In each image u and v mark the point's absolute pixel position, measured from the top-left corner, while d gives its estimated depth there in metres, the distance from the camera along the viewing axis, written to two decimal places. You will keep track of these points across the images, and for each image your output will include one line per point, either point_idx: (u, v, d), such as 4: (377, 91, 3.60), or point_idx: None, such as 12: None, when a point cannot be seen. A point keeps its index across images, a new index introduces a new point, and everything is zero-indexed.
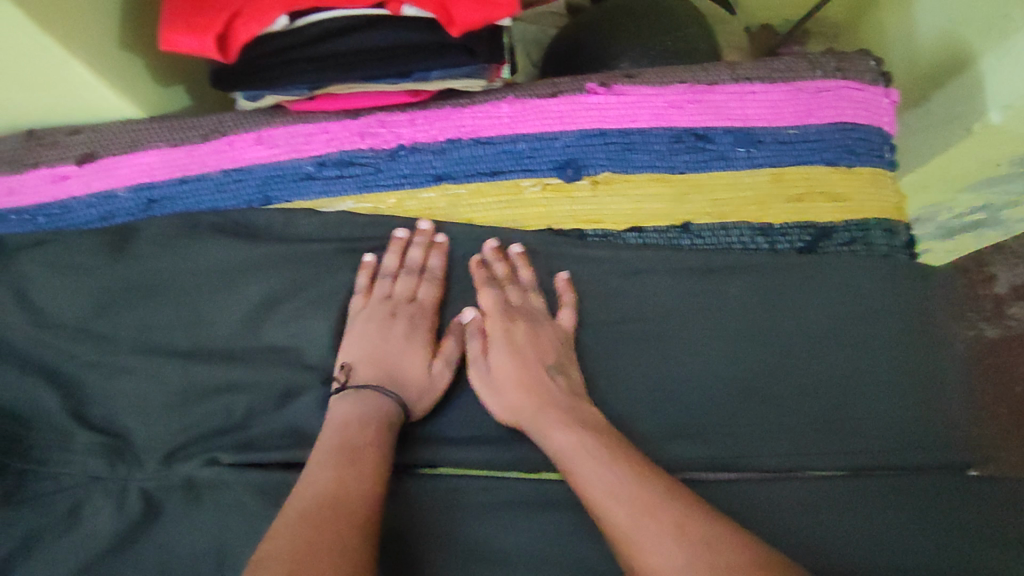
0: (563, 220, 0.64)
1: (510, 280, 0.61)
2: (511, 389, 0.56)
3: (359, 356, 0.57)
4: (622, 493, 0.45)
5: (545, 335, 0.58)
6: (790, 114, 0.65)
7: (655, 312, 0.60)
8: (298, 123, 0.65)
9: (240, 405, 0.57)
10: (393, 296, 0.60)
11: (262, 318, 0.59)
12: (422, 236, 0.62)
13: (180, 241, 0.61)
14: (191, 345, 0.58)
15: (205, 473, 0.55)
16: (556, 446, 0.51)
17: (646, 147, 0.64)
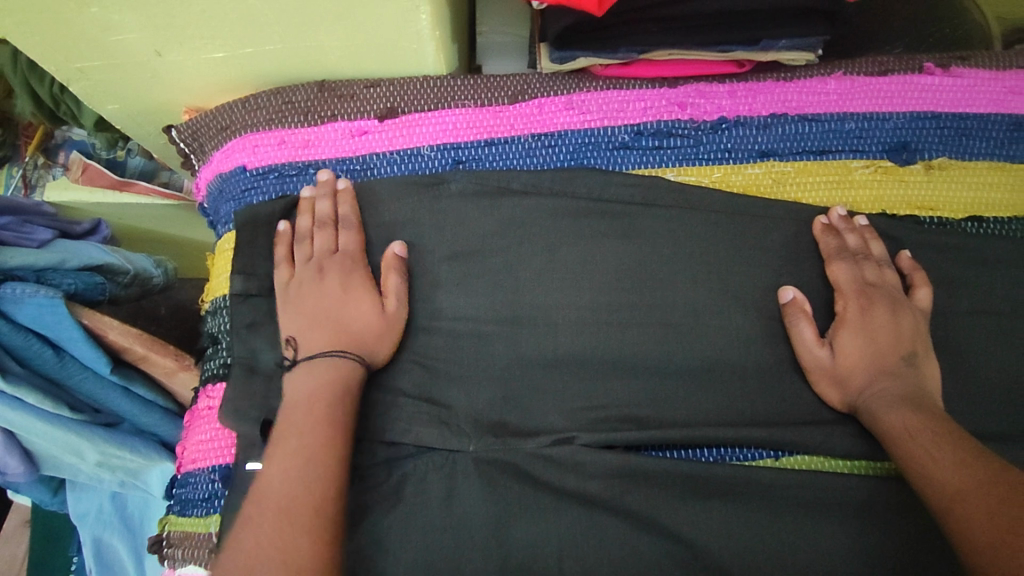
0: (897, 204, 0.60)
1: (864, 255, 0.56)
2: (864, 380, 0.52)
3: (297, 327, 0.52)
4: (951, 482, 0.43)
5: (907, 321, 0.54)
6: (986, 102, 0.62)
7: (1010, 304, 0.57)
8: (611, 89, 0.62)
9: (577, 381, 0.54)
10: (715, 262, 0.56)
11: (302, 285, 0.54)
12: (321, 187, 0.57)
13: (501, 202, 0.58)
14: (519, 316, 0.55)
15: (554, 453, 0.51)
16: (894, 425, 0.49)
17: (983, 133, 0.61)
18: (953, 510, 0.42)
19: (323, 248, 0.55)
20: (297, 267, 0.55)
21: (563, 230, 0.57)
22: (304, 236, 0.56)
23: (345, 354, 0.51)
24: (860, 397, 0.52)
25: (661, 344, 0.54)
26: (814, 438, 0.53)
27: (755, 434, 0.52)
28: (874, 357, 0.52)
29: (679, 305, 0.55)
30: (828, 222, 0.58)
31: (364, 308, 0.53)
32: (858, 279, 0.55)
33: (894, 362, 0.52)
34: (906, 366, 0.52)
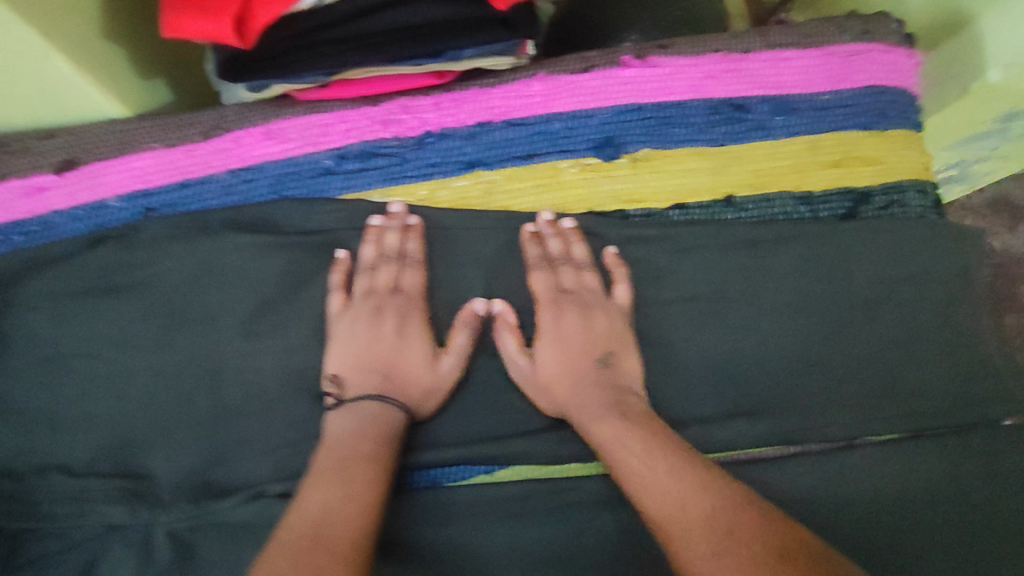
0: (605, 201, 0.61)
1: (565, 258, 0.58)
2: (565, 391, 0.53)
3: (347, 366, 0.53)
4: (661, 496, 0.42)
5: (600, 321, 0.55)
6: (684, 88, 0.62)
7: (711, 288, 0.59)
8: (311, 113, 0.60)
9: (283, 429, 0.53)
10: (402, 290, 0.56)
11: (355, 320, 0.55)
12: (392, 219, 0.57)
13: (191, 240, 0.56)
14: (217, 369, 0.54)
15: (247, 511, 0.50)
16: (599, 437, 0.49)
17: (684, 120, 0.62)
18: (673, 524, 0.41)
19: (386, 284, 0.56)
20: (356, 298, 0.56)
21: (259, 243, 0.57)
22: (368, 267, 0.56)
23: (393, 400, 0.52)
24: (571, 404, 0.52)
25: None
26: (519, 450, 0.55)
27: (462, 454, 0.55)
28: (572, 364, 0.54)
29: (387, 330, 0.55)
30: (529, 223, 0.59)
31: (411, 355, 0.54)
32: (553, 287, 0.57)
33: (591, 366, 0.53)
34: (603, 369, 0.53)
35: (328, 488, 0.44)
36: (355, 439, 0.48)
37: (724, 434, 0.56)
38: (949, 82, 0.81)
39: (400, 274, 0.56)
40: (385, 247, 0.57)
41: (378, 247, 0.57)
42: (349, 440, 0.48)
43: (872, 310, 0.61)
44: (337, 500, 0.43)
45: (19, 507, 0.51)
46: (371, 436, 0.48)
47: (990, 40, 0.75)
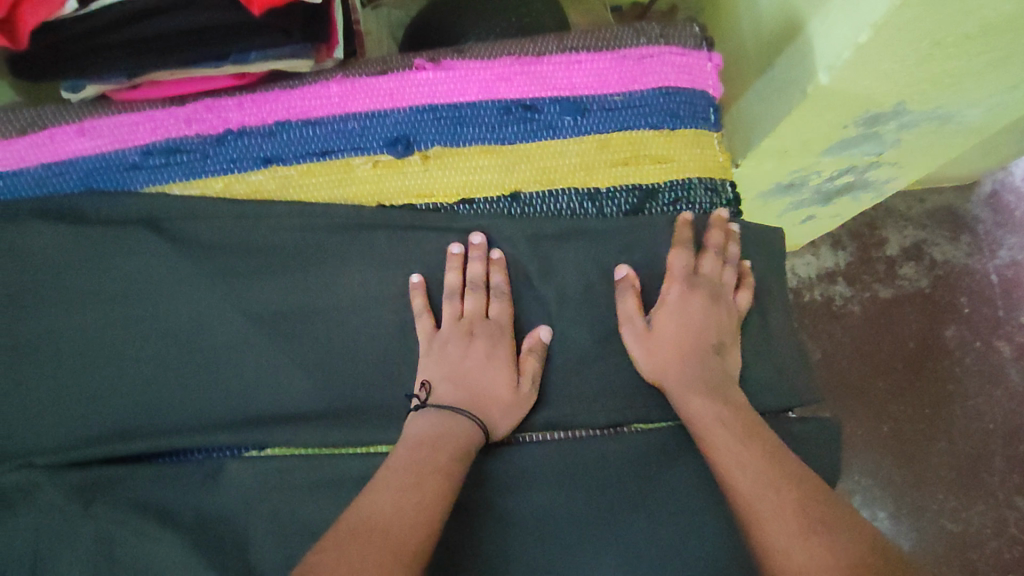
0: (395, 195, 0.65)
1: (705, 252, 0.64)
2: (670, 360, 0.60)
3: (438, 374, 0.58)
4: (748, 482, 0.50)
5: (713, 314, 0.62)
6: (477, 90, 0.65)
7: (495, 279, 0.61)
8: (121, 113, 0.63)
9: (71, 406, 0.57)
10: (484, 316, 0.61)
11: (447, 342, 0.59)
12: (456, 258, 0.61)
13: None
14: (13, 348, 0.58)
15: (18, 480, 0.55)
16: (692, 411, 0.57)
17: (476, 120, 0.65)
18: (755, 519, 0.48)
19: (475, 310, 0.61)
20: (445, 322, 0.60)
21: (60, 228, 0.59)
22: (454, 292, 0.61)
23: (479, 420, 0.56)
24: (685, 374, 0.59)
25: (145, 360, 0.58)
26: (287, 435, 0.57)
27: (230, 433, 0.57)
28: (677, 340, 0.60)
29: (178, 320, 0.59)
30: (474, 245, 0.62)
31: (492, 378, 0.59)
32: (687, 270, 0.63)
33: (700, 343, 0.61)
34: (704, 351, 0.60)
35: (401, 494, 0.48)
36: (413, 446, 0.53)
37: None
38: (793, 85, 0.82)
39: (485, 303, 0.61)
40: (469, 277, 0.61)
41: (459, 275, 0.62)
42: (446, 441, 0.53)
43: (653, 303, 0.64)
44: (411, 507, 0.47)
45: None
46: (444, 449, 0.53)
47: (817, 43, 0.76)
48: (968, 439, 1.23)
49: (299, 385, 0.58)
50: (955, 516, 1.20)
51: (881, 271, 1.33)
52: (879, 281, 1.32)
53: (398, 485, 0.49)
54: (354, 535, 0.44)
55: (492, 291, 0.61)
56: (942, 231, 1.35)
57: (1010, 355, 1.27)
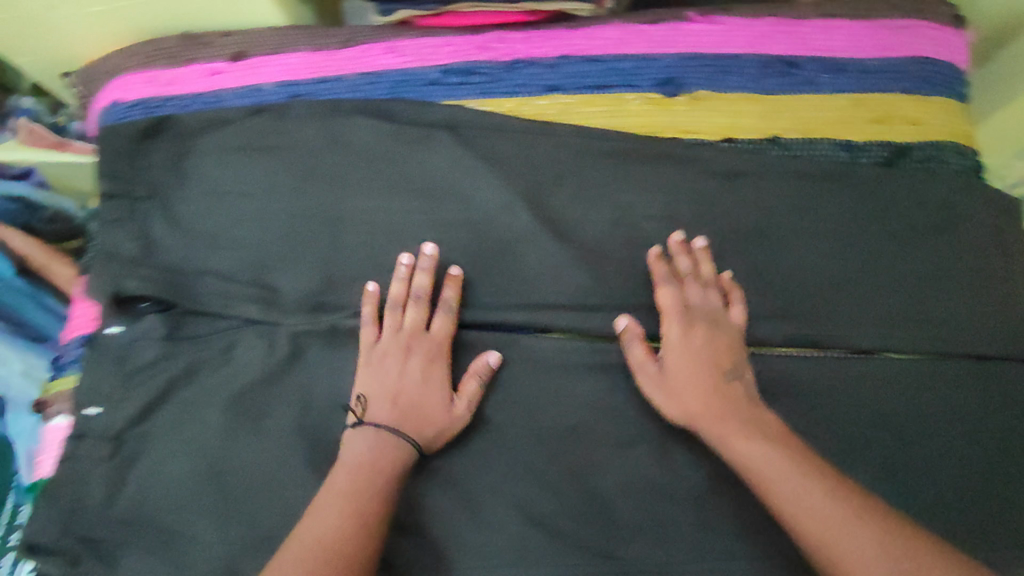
0: (665, 129, 0.71)
1: (689, 276, 0.64)
2: (700, 405, 0.57)
3: (374, 391, 0.60)
4: (825, 512, 0.47)
5: (420, 344, 0.62)
6: (742, 44, 0.72)
7: (756, 209, 0.67)
8: (426, 37, 0.73)
9: (382, 276, 0.66)
10: (406, 329, 0.62)
11: (388, 352, 0.61)
12: (454, 281, 0.64)
13: (330, 116, 0.69)
14: (337, 219, 0.67)
15: (351, 322, 0.66)
16: (743, 457, 0.53)
17: (740, 70, 0.71)
18: (833, 546, 0.46)
19: (414, 322, 0.63)
20: (388, 332, 0.63)
21: (382, 124, 0.69)
22: (398, 302, 0.63)
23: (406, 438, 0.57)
24: (721, 423, 0.56)
25: (446, 241, 0.66)
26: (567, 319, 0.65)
27: (519, 318, 0.65)
28: (698, 388, 0.58)
29: (476, 213, 0.67)
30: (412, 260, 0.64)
31: (424, 392, 0.60)
32: (679, 301, 0.63)
33: (716, 378, 0.58)
34: (752, 404, 0.57)
35: (322, 517, 0.51)
36: (354, 471, 0.54)
37: (749, 328, 0.64)
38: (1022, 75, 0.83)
39: (427, 312, 0.64)
40: (439, 296, 0.64)
41: (407, 287, 0.64)
42: (375, 458, 0.55)
43: (909, 246, 0.67)
44: (332, 531, 0.50)
45: (182, 294, 0.65)
46: (385, 469, 0.55)
47: None
48: None
49: (575, 279, 0.66)
50: None
51: None
52: None
53: (349, 511, 0.51)
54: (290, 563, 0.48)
55: (441, 304, 0.64)
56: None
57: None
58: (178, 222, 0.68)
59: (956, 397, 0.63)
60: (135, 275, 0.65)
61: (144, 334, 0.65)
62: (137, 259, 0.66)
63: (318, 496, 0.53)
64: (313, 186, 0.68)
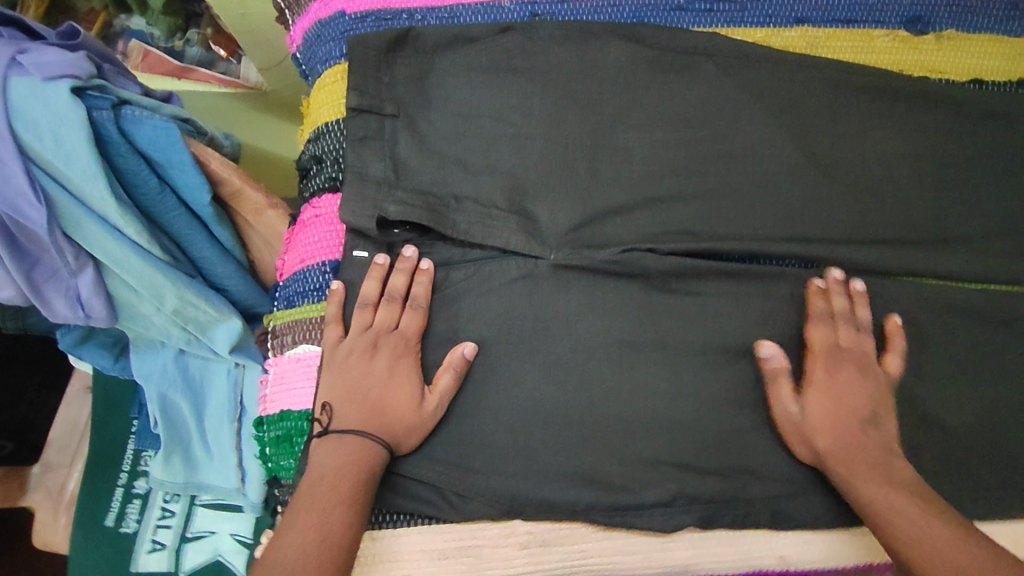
0: (912, 67, 0.70)
1: (409, 302, 0.59)
2: (823, 430, 0.56)
3: (335, 396, 0.56)
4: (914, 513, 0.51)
5: (389, 344, 0.58)
6: None
7: (1011, 149, 0.67)
8: None
9: (647, 207, 0.63)
10: (373, 327, 0.58)
11: (351, 352, 0.58)
12: (404, 263, 0.60)
13: (581, 38, 0.67)
14: (599, 146, 0.65)
15: (625, 258, 0.61)
16: (864, 498, 0.53)
17: (986, 11, 0.71)
18: (946, 546, 0.49)
19: (384, 321, 0.59)
20: (353, 331, 0.59)
21: (638, 49, 0.67)
22: (368, 303, 0.59)
23: (365, 439, 0.54)
24: (874, 449, 0.55)
25: (711, 172, 0.64)
26: (841, 254, 0.63)
27: (796, 249, 0.63)
28: (836, 414, 0.56)
29: (736, 143, 0.65)
30: (387, 260, 0.60)
31: (395, 393, 0.56)
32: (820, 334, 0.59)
33: (858, 422, 0.56)
34: (868, 423, 0.56)
35: (305, 529, 0.49)
36: (312, 482, 0.52)
37: (1012, 268, 0.65)
38: None
39: (400, 313, 0.59)
40: (389, 287, 0.59)
41: (381, 284, 0.60)
42: (340, 473, 0.52)
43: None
44: (315, 546, 0.48)
45: (441, 220, 0.61)
46: (350, 474, 0.52)
47: None
48: None
49: (844, 214, 0.64)
50: None
51: None
52: None
53: (313, 525, 0.49)
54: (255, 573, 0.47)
55: (410, 302, 0.59)
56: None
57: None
58: (425, 142, 0.64)
59: None
60: (392, 198, 0.61)
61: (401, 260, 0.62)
62: (390, 181, 0.62)
63: (291, 507, 0.51)
64: (569, 112, 0.65)
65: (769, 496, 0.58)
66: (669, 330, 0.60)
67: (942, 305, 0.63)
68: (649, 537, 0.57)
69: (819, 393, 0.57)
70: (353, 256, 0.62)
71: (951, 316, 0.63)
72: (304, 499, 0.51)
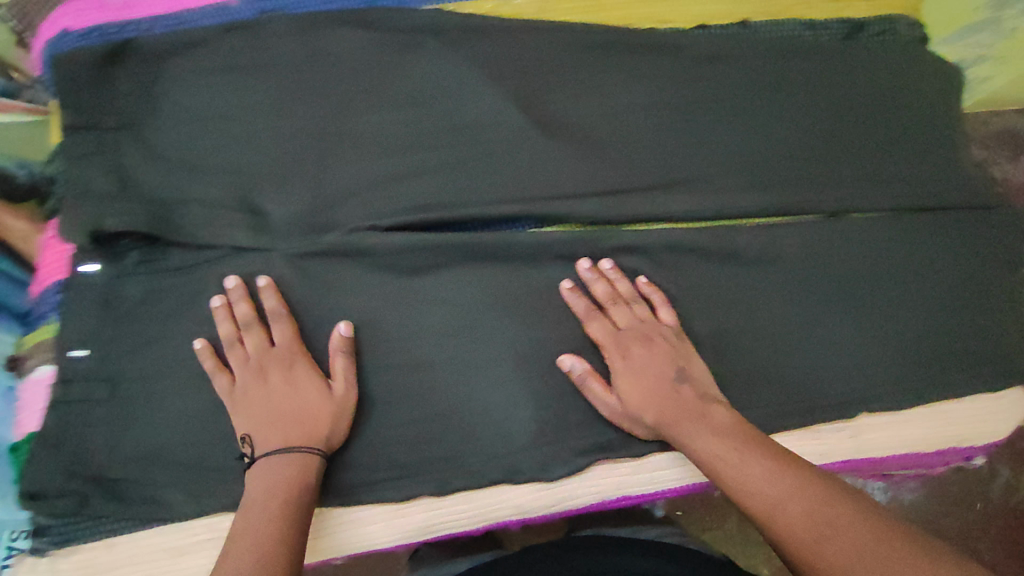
0: (641, 22, 0.71)
1: (253, 320, 0.60)
2: (645, 412, 0.58)
3: (255, 426, 0.56)
4: (710, 445, 0.55)
5: (273, 356, 0.59)
6: None
7: (733, 89, 0.70)
8: None
9: (378, 188, 0.65)
10: (251, 356, 0.58)
11: (247, 387, 0.57)
12: (233, 292, 0.60)
13: (306, 27, 0.66)
14: (327, 133, 0.65)
15: (351, 239, 0.64)
16: (700, 454, 0.55)
17: None
18: (723, 465, 0.53)
19: (256, 346, 0.59)
20: (236, 369, 0.58)
21: (363, 32, 0.66)
22: (233, 341, 0.59)
23: (298, 451, 0.55)
24: (697, 422, 0.56)
25: (440, 146, 0.65)
26: (564, 210, 0.65)
27: (524, 212, 0.64)
28: (653, 394, 0.58)
29: (465, 115, 0.66)
30: (222, 299, 0.60)
31: (301, 398, 0.57)
32: (610, 331, 0.62)
33: (671, 386, 0.59)
34: (704, 401, 0.58)
35: (251, 550, 0.47)
36: (262, 504, 0.51)
37: (738, 204, 0.67)
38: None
39: (263, 333, 0.60)
40: (239, 317, 0.60)
41: (233, 321, 0.60)
42: (272, 497, 0.51)
43: (876, 114, 0.72)
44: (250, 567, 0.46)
45: (166, 225, 0.61)
46: (279, 495, 0.52)
47: None
48: None
49: (572, 173, 0.66)
50: None
51: None
52: None
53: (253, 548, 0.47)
54: None
55: (270, 316, 0.60)
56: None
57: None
58: (150, 149, 0.64)
59: (920, 252, 0.69)
60: (114, 210, 0.60)
61: (132, 270, 0.62)
62: (112, 193, 0.61)
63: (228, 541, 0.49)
64: (298, 103, 0.65)
65: (500, 455, 0.62)
66: (401, 308, 0.64)
67: (668, 245, 0.66)
68: (386, 505, 0.62)
69: (627, 380, 0.59)
70: (81, 272, 0.61)
71: (676, 256, 0.66)
72: (242, 529, 0.49)
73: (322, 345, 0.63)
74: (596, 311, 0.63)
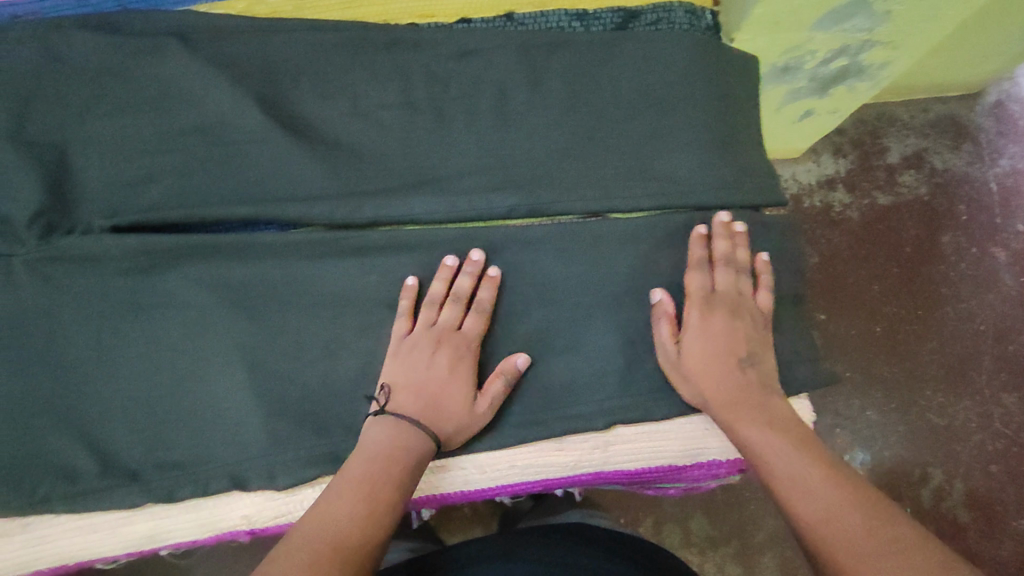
0: (399, 16, 0.70)
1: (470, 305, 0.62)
2: (700, 375, 0.61)
3: (399, 379, 0.59)
4: (755, 437, 0.56)
5: (464, 350, 0.61)
6: None
7: (492, 87, 0.67)
8: None
9: (117, 191, 0.63)
10: (437, 325, 0.61)
11: (416, 345, 0.60)
12: (458, 268, 0.63)
13: (43, 31, 0.64)
14: (67, 139, 0.64)
15: (83, 242, 0.61)
16: (747, 440, 0.57)
17: None
18: (762, 457, 0.55)
19: (448, 321, 0.61)
20: (420, 327, 0.61)
21: (103, 37, 0.65)
22: (435, 302, 0.62)
23: (423, 433, 0.57)
24: (758, 409, 0.58)
25: (181, 149, 0.64)
26: (299, 212, 0.63)
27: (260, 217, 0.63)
28: (708, 365, 0.61)
29: (207, 117, 0.65)
30: (456, 262, 0.63)
31: (450, 391, 0.59)
32: (705, 288, 0.64)
33: (732, 363, 0.61)
34: (762, 391, 0.60)
35: (353, 502, 0.51)
36: (374, 460, 0.54)
37: (485, 205, 0.64)
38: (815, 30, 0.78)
39: (461, 315, 0.62)
40: (457, 288, 0.62)
41: (447, 287, 0.63)
42: (398, 459, 0.55)
43: (653, 108, 0.68)
44: (357, 519, 0.50)
45: None
46: (399, 458, 0.55)
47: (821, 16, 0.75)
48: (973, 349, 1.20)
49: (312, 176, 0.64)
50: (958, 435, 1.17)
51: (882, 178, 1.28)
52: (879, 188, 1.27)
53: (359, 503, 0.51)
54: (302, 540, 0.48)
55: (475, 307, 0.62)
56: (944, 139, 1.30)
57: (1007, 260, 1.24)
58: None
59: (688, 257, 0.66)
60: None
61: None
62: None
63: (328, 488, 0.53)
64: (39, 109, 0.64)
65: (227, 461, 0.59)
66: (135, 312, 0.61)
67: (418, 247, 0.64)
68: (108, 515, 0.59)
69: (694, 333, 0.62)
70: None
71: (425, 258, 0.64)
72: (347, 479, 0.53)
73: (55, 352, 0.60)
74: (706, 266, 0.65)
